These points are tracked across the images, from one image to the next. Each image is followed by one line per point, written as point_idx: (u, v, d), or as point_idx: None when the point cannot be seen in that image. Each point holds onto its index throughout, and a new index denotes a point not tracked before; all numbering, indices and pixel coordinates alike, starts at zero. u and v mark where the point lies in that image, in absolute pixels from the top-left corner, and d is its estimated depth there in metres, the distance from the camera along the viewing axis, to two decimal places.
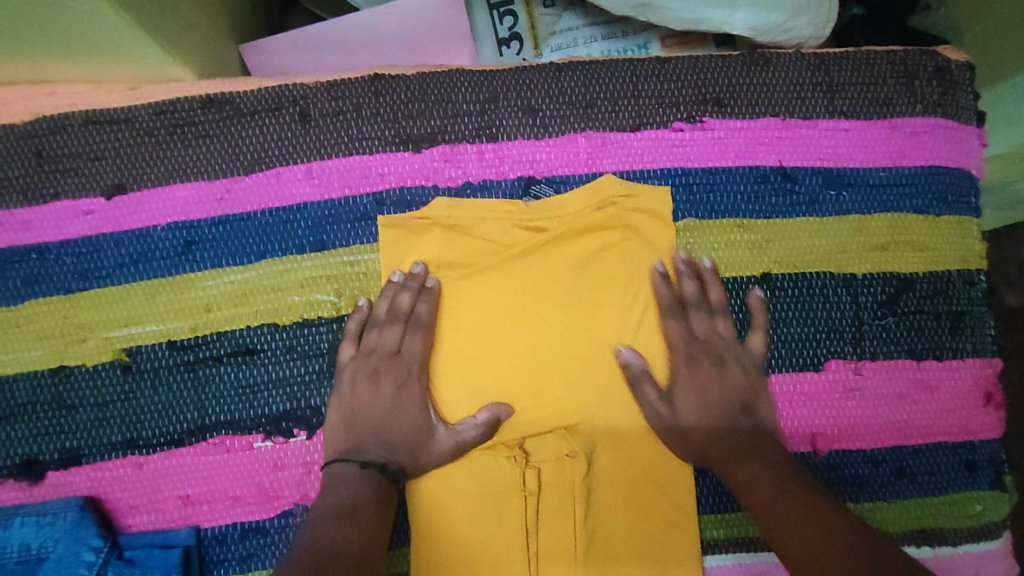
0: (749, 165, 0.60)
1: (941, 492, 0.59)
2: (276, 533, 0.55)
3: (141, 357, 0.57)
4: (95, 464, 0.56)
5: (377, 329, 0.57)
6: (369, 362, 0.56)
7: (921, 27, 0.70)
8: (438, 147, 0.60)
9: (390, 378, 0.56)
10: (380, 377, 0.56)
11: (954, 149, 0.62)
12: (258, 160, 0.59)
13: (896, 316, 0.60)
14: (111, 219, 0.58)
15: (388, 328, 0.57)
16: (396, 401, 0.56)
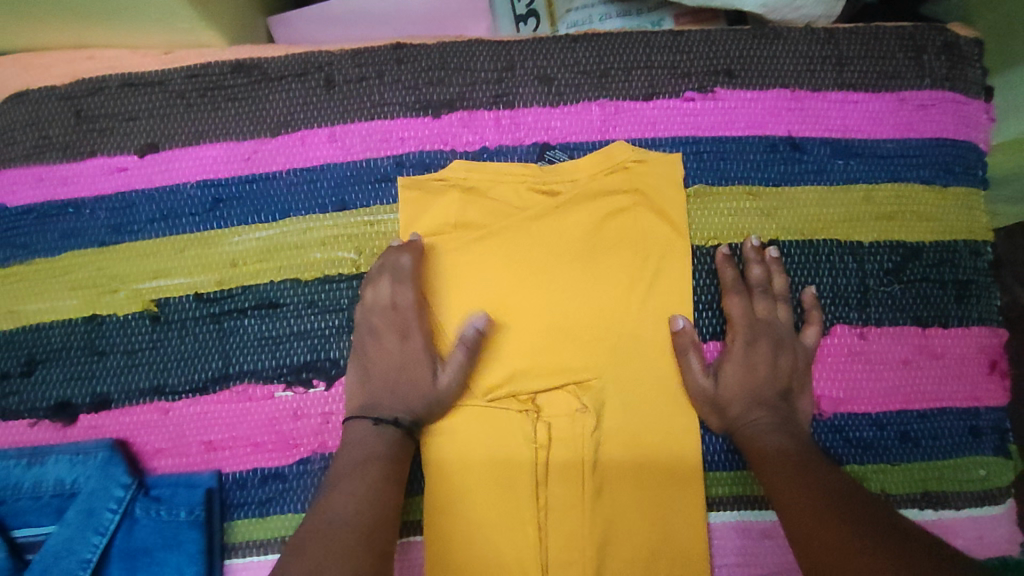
0: (758, 134, 0.62)
1: (945, 457, 0.60)
2: (294, 479, 0.57)
3: (170, 308, 0.59)
4: (124, 408, 0.58)
5: (371, 285, 0.58)
6: (369, 317, 0.58)
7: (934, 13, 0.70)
8: (456, 113, 0.62)
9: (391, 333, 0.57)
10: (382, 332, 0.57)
11: (961, 122, 0.63)
12: (284, 122, 0.62)
13: (902, 283, 0.61)
14: (145, 176, 0.61)
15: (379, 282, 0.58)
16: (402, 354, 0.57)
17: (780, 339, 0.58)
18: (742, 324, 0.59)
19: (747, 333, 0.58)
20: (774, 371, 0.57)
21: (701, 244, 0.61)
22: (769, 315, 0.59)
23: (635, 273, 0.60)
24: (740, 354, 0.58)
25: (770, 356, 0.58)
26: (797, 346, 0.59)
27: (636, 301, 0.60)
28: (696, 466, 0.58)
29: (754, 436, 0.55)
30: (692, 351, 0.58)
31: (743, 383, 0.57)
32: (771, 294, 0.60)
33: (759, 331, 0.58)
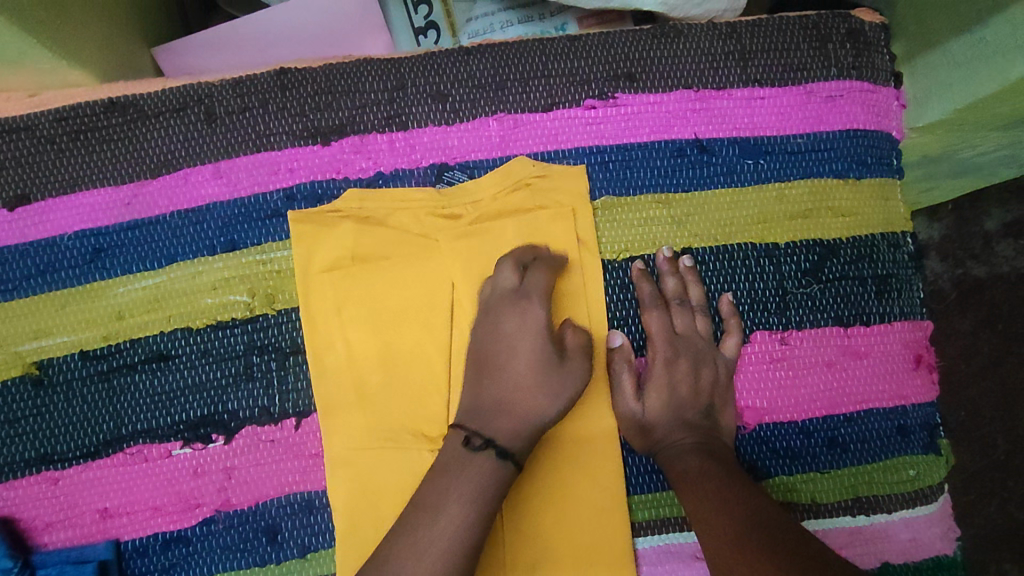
0: (664, 139, 0.60)
1: (873, 459, 0.58)
2: (198, 541, 0.54)
3: (53, 370, 0.56)
4: (9, 482, 0.54)
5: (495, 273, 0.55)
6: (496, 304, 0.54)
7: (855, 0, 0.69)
8: (347, 138, 0.59)
9: (510, 341, 0.53)
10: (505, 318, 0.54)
11: (871, 111, 0.62)
12: (165, 161, 0.58)
13: (822, 283, 0.59)
14: (14, 231, 0.57)
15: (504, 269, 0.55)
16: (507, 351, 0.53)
17: (702, 354, 0.57)
18: (662, 341, 0.56)
19: (667, 349, 0.56)
20: (694, 388, 0.55)
21: (613, 259, 0.59)
22: (689, 330, 0.57)
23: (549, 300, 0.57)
24: (662, 373, 0.56)
25: (692, 372, 0.56)
26: (717, 358, 0.57)
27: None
28: (618, 491, 0.56)
29: (678, 457, 0.53)
30: (625, 372, 0.56)
31: (668, 403, 0.55)
32: (689, 306, 0.58)
33: (680, 347, 0.56)
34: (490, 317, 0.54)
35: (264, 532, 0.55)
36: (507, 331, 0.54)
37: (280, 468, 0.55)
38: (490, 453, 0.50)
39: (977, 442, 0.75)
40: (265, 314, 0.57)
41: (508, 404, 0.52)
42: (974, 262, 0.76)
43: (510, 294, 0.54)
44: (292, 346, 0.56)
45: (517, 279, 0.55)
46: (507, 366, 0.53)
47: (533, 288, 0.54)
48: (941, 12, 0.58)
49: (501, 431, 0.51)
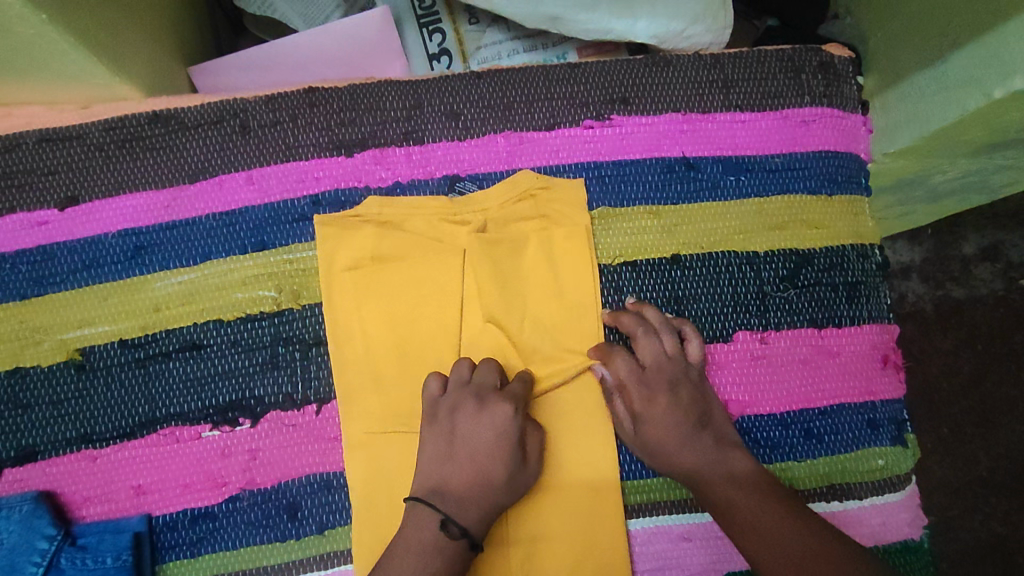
0: (655, 156, 0.66)
1: (846, 450, 0.63)
2: (224, 517, 0.59)
3: (94, 357, 0.60)
4: (50, 459, 0.59)
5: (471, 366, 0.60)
6: (466, 394, 0.58)
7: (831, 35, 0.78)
8: (368, 151, 0.65)
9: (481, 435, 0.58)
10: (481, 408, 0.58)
11: (842, 135, 0.69)
12: (202, 169, 0.64)
13: (798, 288, 0.65)
14: (63, 228, 0.62)
15: (484, 368, 0.60)
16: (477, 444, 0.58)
17: (674, 380, 0.61)
18: (635, 378, 0.61)
19: (655, 372, 0.61)
20: (680, 412, 0.60)
21: (609, 263, 0.65)
22: (660, 358, 0.61)
23: (557, 309, 0.63)
24: (645, 406, 0.60)
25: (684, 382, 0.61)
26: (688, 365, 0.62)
27: (552, 330, 0.63)
28: (612, 476, 0.61)
29: (678, 451, 0.59)
30: (617, 395, 0.61)
31: (662, 423, 0.60)
32: (655, 335, 0.62)
33: (653, 382, 0.61)
34: (463, 406, 0.58)
35: (286, 509, 0.59)
36: (479, 422, 0.58)
37: (301, 450, 0.60)
38: (468, 543, 0.55)
39: (961, 457, 0.88)
40: (291, 309, 0.62)
41: (472, 491, 0.57)
42: (955, 283, 0.90)
43: (486, 392, 0.59)
44: (314, 338, 0.62)
45: (496, 380, 0.59)
46: (474, 457, 0.57)
47: (513, 390, 0.59)
48: (910, 48, 0.65)
49: (468, 517, 0.56)
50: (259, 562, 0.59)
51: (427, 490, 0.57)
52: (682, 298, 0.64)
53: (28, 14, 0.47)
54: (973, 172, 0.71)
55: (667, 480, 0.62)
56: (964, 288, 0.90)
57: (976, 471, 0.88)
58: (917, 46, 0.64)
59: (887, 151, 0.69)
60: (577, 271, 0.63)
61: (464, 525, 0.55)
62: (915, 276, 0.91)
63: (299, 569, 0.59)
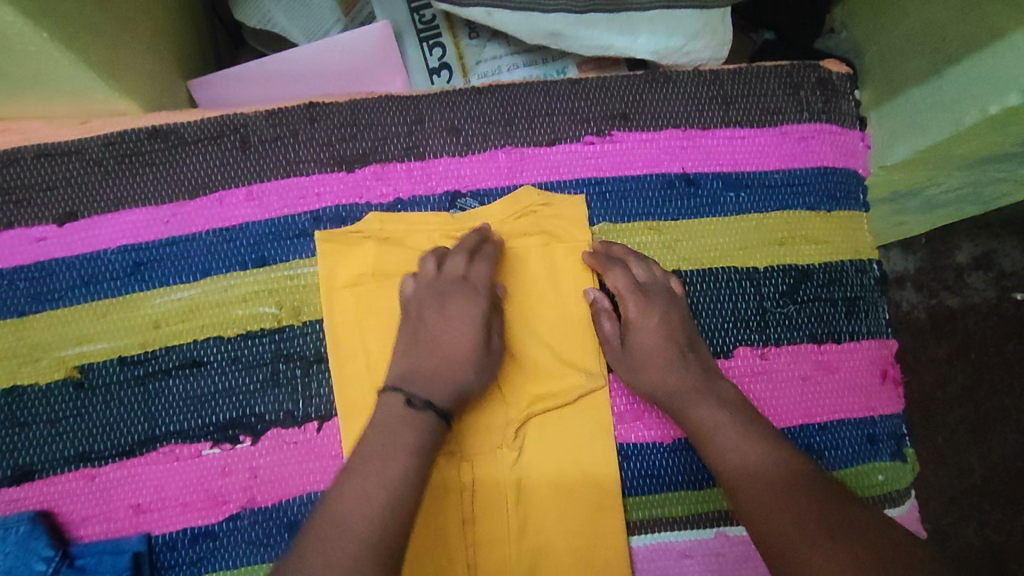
0: (656, 172, 0.66)
1: (846, 465, 0.64)
2: (225, 536, 0.58)
3: (93, 374, 0.60)
4: (47, 479, 0.58)
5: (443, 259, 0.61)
6: (436, 286, 0.60)
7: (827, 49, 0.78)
8: (370, 166, 0.65)
9: (454, 322, 0.58)
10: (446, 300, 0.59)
11: (840, 151, 0.69)
12: (202, 184, 0.63)
13: (798, 303, 0.65)
14: (61, 244, 0.62)
15: (455, 257, 0.60)
16: (439, 337, 0.58)
17: (667, 299, 0.61)
18: (626, 296, 0.61)
19: (662, 305, 0.61)
20: (668, 326, 0.60)
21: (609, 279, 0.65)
22: (652, 281, 0.62)
23: (565, 326, 0.63)
24: (637, 318, 0.61)
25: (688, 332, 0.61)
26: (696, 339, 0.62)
27: (559, 348, 0.63)
28: (614, 494, 0.61)
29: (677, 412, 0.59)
30: (605, 318, 0.62)
31: (651, 336, 0.60)
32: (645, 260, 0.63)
33: (656, 317, 0.60)
34: (432, 301, 0.59)
35: (287, 528, 0.59)
36: (446, 318, 0.58)
37: (302, 468, 0.60)
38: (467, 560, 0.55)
39: (955, 466, 0.89)
40: (291, 325, 0.62)
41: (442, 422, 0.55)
42: (948, 292, 0.91)
43: (460, 283, 0.59)
44: (316, 355, 0.61)
45: (485, 277, 0.60)
46: (436, 349, 0.57)
47: (480, 274, 0.60)
48: (906, 63, 0.66)
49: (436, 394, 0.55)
50: None
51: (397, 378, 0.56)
52: None
53: (29, 32, 0.47)
54: (968, 185, 0.72)
55: (669, 496, 0.62)
56: (958, 296, 0.91)
57: (970, 479, 0.88)
58: (912, 62, 0.65)
59: (884, 164, 0.69)
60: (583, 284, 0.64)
61: None
62: (909, 284, 0.92)
63: None
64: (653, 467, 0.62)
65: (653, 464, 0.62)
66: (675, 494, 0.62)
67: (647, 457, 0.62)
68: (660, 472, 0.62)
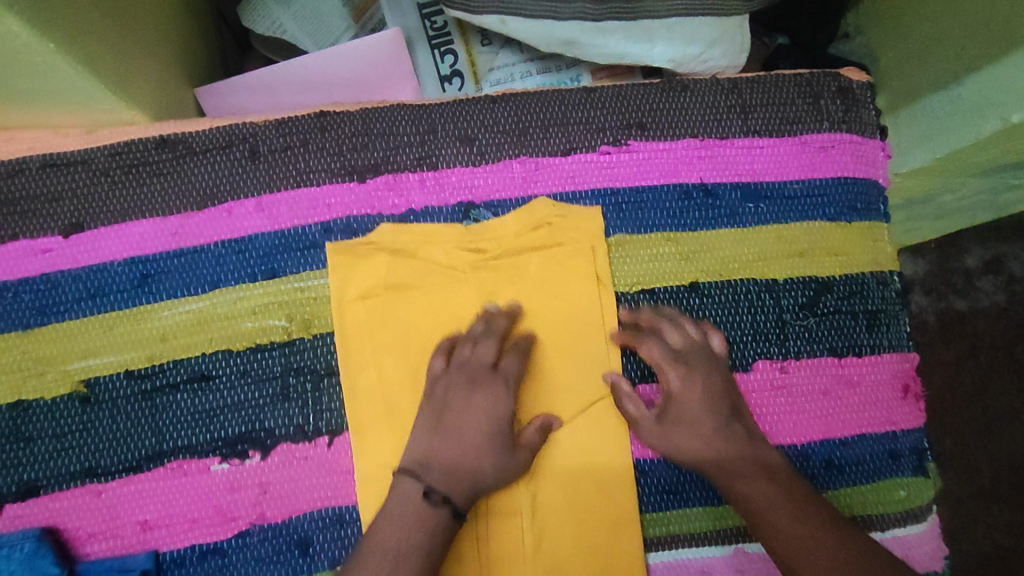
0: (673, 182, 0.65)
1: (867, 481, 0.62)
2: (233, 553, 0.57)
3: (99, 388, 0.59)
4: (53, 495, 0.57)
5: (471, 343, 0.59)
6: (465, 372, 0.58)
7: (843, 54, 0.77)
8: (382, 176, 0.64)
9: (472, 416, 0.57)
10: (475, 386, 0.58)
11: (860, 161, 0.68)
12: (211, 195, 0.62)
13: (818, 316, 0.64)
14: (67, 256, 0.60)
15: (482, 342, 0.59)
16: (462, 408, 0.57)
17: (706, 365, 0.59)
18: (661, 365, 0.59)
19: (705, 372, 0.59)
20: (710, 395, 0.58)
21: (626, 291, 0.63)
22: (689, 344, 0.60)
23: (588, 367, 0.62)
24: (678, 389, 0.59)
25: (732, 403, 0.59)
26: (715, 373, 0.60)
27: (573, 371, 0.62)
28: (631, 509, 0.60)
29: None
30: (628, 397, 0.60)
31: (695, 406, 0.58)
32: (676, 324, 0.61)
33: (699, 390, 0.59)
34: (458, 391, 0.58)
35: (297, 544, 0.58)
36: (470, 403, 0.57)
37: (311, 483, 0.59)
38: None
39: None
40: (302, 338, 0.60)
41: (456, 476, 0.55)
42: None
43: (488, 371, 0.58)
44: (326, 369, 0.60)
45: (516, 371, 0.59)
46: (461, 431, 0.57)
47: (507, 367, 0.59)
48: (926, 70, 0.64)
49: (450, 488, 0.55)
50: None
51: (413, 463, 0.56)
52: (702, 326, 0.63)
53: (35, 41, 0.45)
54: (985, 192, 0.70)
55: (687, 513, 0.61)
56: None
57: None
58: (932, 69, 0.64)
59: (901, 172, 0.68)
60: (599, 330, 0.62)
61: None
62: (919, 286, 0.90)
63: None
64: (670, 483, 0.61)
65: (671, 480, 0.61)
66: (694, 511, 0.61)
67: (664, 474, 0.61)
68: (678, 489, 0.61)
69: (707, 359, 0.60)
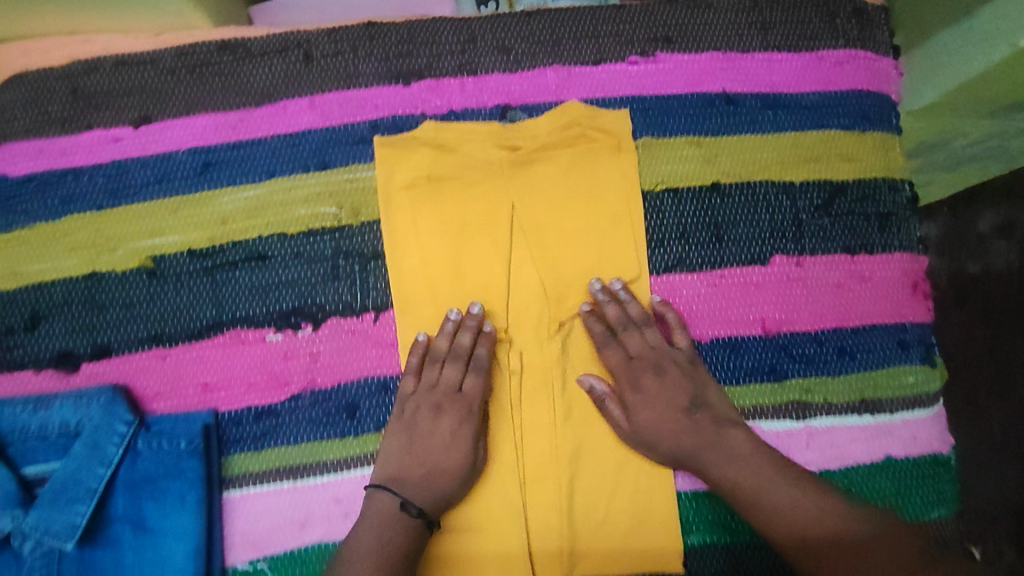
0: (696, 92, 0.69)
1: (878, 367, 0.66)
2: (286, 414, 0.63)
3: (165, 264, 0.64)
4: (123, 356, 0.63)
5: (439, 365, 0.62)
6: (433, 397, 0.62)
7: None
8: (425, 81, 0.68)
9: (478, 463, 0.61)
10: (440, 410, 0.61)
11: (874, 76, 0.72)
12: (268, 93, 0.67)
13: (832, 217, 0.68)
14: (137, 144, 0.65)
15: (450, 365, 0.62)
16: (452, 435, 0.60)
17: (650, 366, 0.62)
18: (621, 369, 0.63)
19: (652, 365, 0.62)
20: (663, 394, 0.61)
21: (652, 189, 0.67)
22: (644, 350, 0.63)
23: (579, 255, 0.65)
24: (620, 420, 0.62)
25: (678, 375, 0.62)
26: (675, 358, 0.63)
27: (603, 255, 0.66)
28: None
29: None
30: (608, 401, 0.62)
31: (648, 403, 0.61)
32: (635, 326, 0.64)
33: (649, 390, 0.61)
34: (426, 413, 0.61)
35: (346, 408, 0.64)
36: (435, 432, 0.60)
37: (358, 355, 0.64)
38: (422, 518, 0.57)
39: None
40: (351, 225, 0.65)
41: (428, 483, 0.59)
42: None
43: (455, 395, 0.62)
44: (372, 252, 0.65)
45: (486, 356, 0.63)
46: (435, 455, 0.60)
47: (471, 391, 0.62)
48: None
49: (424, 500, 0.58)
50: (321, 457, 0.63)
51: (387, 482, 0.59)
52: (723, 223, 0.67)
53: None
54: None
55: None
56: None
57: None
58: None
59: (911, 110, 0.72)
60: (625, 216, 0.66)
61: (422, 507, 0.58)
62: None
63: (356, 464, 0.63)
64: None
65: None
66: None
67: None
68: None
69: (668, 356, 0.63)
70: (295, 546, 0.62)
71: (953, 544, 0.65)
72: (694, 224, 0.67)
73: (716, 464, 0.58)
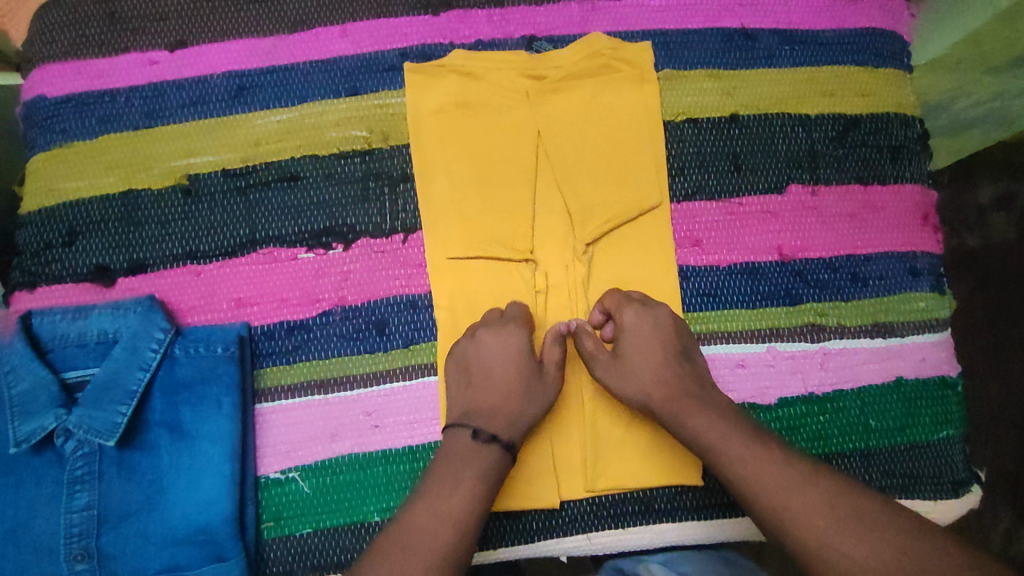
0: (716, 27, 0.71)
1: (889, 293, 0.69)
2: (317, 329, 0.65)
3: (199, 183, 0.66)
4: (158, 272, 0.65)
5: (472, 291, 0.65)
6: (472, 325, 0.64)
7: None
8: (453, 11, 0.70)
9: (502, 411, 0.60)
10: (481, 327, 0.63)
11: (888, 16, 0.74)
12: (300, 21, 0.69)
13: (846, 148, 0.70)
14: (172, 68, 0.67)
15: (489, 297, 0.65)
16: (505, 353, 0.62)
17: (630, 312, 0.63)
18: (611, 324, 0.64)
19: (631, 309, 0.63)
20: (637, 330, 0.62)
21: (672, 120, 0.69)
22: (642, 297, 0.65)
23: (603, 182, 0.67)
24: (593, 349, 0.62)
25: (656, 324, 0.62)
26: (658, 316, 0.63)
27: (628, 181, 0.67)
28: (676, 306, 0.66)
29: None
30: (586, 336, 0.63)
31: (632, 346, 0.62)
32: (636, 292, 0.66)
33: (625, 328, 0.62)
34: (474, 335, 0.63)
35: (375, 324, 0.65)
36: (495, 351, 0.62)
37: (387, 274, 0.65)
38: (497, 443, 0.57)
39: None
40: (381, 148, 0.67)
41: (498, 406, 0.60)
42: None
43: (496, 317, 0.63)
44: (402, 175, 0.67)
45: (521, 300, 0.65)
46: (494, 381, 0.61)
47: (514, 313, 0.64)
48: None
49: (497, 427, 0.58)
50: (351, 371, 0.64)
51: (458, 417, 0.59)
52: (741, 153, 0.69)
53: None
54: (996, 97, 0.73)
55: (724, 313, 0.67)
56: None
57: None
58: None
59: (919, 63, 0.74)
60: (648, 144, 0.68)
61: (498, 435, 0.58)
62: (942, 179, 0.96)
63: (385, 379, 0.64)
64: (709, 288, 0.67)
65: (710, 285, 0.67)
66: (731, 312, 0.67)
67: (705, 279, 0.67)
68: (716, 293, 0.67)
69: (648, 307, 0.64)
70: (326, 456, 0.63)
71: (959, 463, 0.67)
72: (713, 153, 0.69)
73: (686, 399, 0.58)
